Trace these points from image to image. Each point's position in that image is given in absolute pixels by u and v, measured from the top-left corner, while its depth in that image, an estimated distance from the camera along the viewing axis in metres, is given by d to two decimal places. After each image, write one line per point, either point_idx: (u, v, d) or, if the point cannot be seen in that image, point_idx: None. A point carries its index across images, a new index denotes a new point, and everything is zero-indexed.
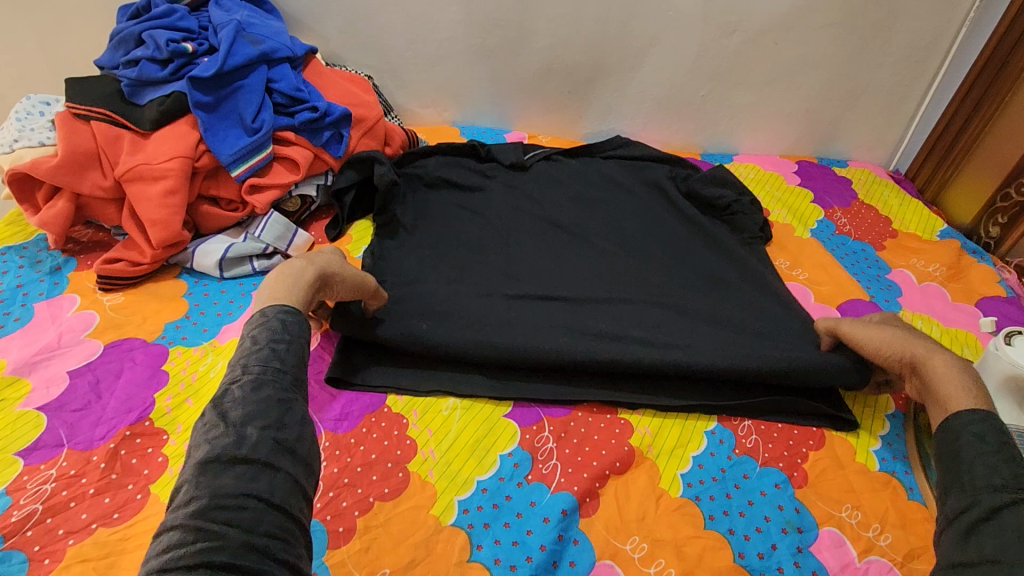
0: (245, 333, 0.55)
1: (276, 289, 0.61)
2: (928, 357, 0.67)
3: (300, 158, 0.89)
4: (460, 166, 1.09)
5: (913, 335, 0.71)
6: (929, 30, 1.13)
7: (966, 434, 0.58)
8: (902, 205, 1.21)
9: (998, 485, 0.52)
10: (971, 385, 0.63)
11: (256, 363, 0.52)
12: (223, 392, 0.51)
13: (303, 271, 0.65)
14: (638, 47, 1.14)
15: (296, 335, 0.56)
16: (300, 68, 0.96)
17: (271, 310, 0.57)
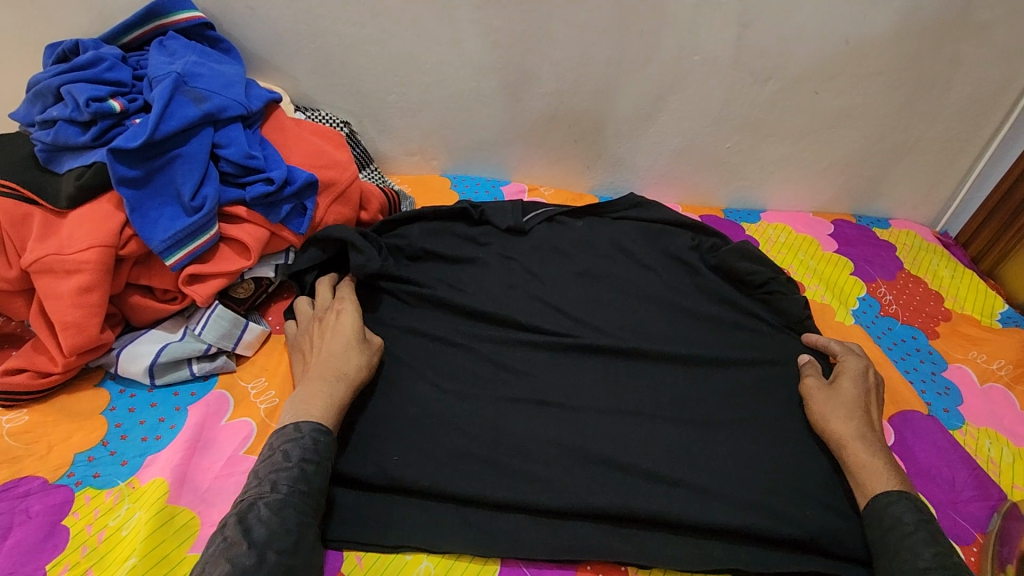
0: (276, 443, 0.59)
1: (307, 407, 0.63)
2: (846, 441, 0.69)
3: (251, 240, 0.74)
4: (449, 234, 0.95)
5: (849, 409, 0.72)
6: (995, 81, 0.97)
7: (888, 518, 0.61)
8: (954, 277, 1.06)
9: (919, 566, 0.56)
10: (884, 469, 0.66)
11: (285, 480, 0.56)
12: (249, 503, 0.54)
13: (332, 382, 0.66)
14: (656, 94, 0.99)
15: (325, 456, 0.60)
16: (257, 125, 0.82)
17: (307, 426, 0.60)
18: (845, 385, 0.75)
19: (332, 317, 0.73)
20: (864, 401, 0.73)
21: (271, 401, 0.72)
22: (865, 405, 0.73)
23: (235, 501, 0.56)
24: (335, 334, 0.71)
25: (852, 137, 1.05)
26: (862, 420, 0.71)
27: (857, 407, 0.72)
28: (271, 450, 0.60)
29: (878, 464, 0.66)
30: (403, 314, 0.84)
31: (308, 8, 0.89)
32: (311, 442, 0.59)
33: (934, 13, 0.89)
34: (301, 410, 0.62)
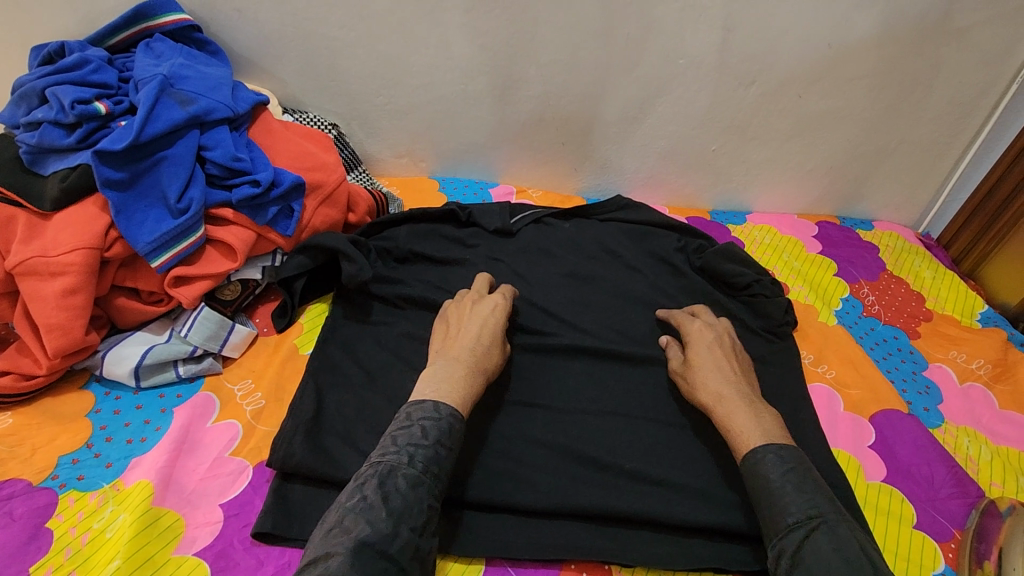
0: (415, 416, 0.60)
1: (450, 391, 0.64)
2: (714, 405, 0.69)
3: (237, 243, 0.75)
4: (436, 235, 0.95)
5: (705, 371, 0.73)
6: (975, 86, 0.98)
7: (757, 480, 0.61)
8: (935, 278, 1.07)
9: (789, 524, 0.57)
10: (748, 421, 0.66)
11: (422, 457, 0.57)
12: (388, 470, 0.56)
13: (471, 370, 0.67)
14: (643, 98, 1.00)
15: (455, 442, 0.61)
16: (244, 128, 0.82)
17: (446, 407, 0.61)
18: (696, 351, 0.76)
19: (488, 307, 0.77)
20: (718, 358, 0.74)
21: (258, 403, 0.72)
22: (722, 360, 0.74)
23: (370, 461, 0.57)
24: (487, 324, 0.74)
25: (835, 140, 1.06)
26: (719, 377, 0.72)
27: (713, 366, 0.73)
28: (410, 420, 0.61)
29: (739, 416, 0.67)
30: (391, 315, 0.85)
31: (296, 10, 0.89)
32: (449, 426, 0.60)
33: (914, 18, 0.91)
34: (445, 391, 0.64)
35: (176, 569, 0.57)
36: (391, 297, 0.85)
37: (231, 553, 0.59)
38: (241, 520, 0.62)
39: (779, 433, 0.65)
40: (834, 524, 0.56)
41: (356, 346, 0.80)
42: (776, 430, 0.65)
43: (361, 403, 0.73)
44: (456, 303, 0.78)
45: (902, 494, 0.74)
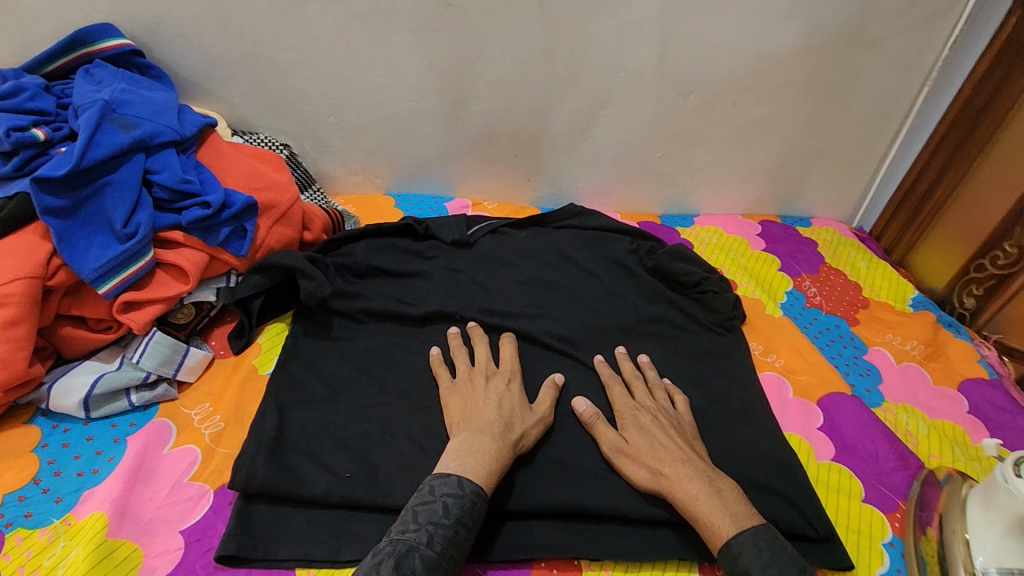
0: (440, 492, 0.60)
1: (475, 468, 0.64)
2: (674, 488, 0.66)
3: (189, 265, 0.74)
4: (395, 250, 0.96)
5: (656, 452, 0.70)
6: (891, 92, 1.05)
7: (740, 573, 0.58)
8: (870, 268, 1.14)
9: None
10: (716, 505, 0.64)
11: (441, 539, 0.57)
12: (405, 549, 0.55)
13: (501, 443, 0.67)
14: (589, 110, 1.04)
15: (475, 521, 0.60)
16: (192, 150, 0.82)
17: (466, 483, 0.61)
18: (636, 437, 0.72)
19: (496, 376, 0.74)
20: (662, 436, 0.72)
21: (217, 426, 0.71)
22: (670, 437, 0.71)
23: (391, 536, 0.57)
24: (507, 397, 0.73)
25: (771, 144, 1.12)
26: (670, 457, 0.69)
27: (660, 447, 0.70)
28: (428, 497, 0.61)
29: (703, 500, 0.64)
30: (351, 331, 0.85)
31: (242, 33, 0.90)
32: (472, 504, 0.60)
33: (832, 30, 0.97)
34: (469, 467, 0.63)
35: None
36: (351, 312, 0.85)
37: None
38: (203, 545, 0.61)
39: (746, 514, 0.64)
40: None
41: (317, 363, 0.80)
42: (742, 509, 0.64)
43: (325, 418, 0.73)
44: (466, 374, 0.77)
45: (850, 471, 0.79)
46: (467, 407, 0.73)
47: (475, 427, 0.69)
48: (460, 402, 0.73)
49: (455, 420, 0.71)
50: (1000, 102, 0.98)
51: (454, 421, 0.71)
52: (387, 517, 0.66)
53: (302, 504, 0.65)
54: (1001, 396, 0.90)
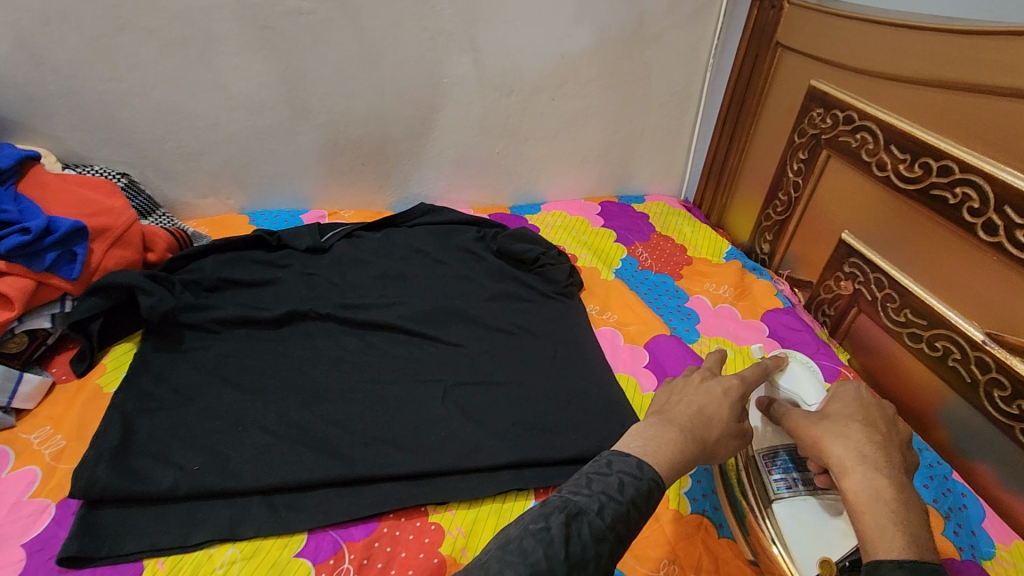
0: (617, 466, 0.50)
1: (657, 453, 0.53)
2: (844, 472, 0.53)
3: (13, 291, 0.74)
4: (247, 261, 1.00)
5: (845, 429, 0.57)
6: (681, 78, 1.23)
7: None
8: (694, 232, 1.31)
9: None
10: (895, 523, 0.48)
11: (613, 513, 0.47)
12: (575, 510, 0.46)
13: (692, 441, 0.55)
14: (422, 115, 1.13)
15: (648, 511, 0.49)
16: (12, 181, 0.83)
17: (648, 467, 0.51)
18: (848, 415, 0.59)
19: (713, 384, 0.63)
20: (873, 424, 0.57)
21: (58, 444, 0.72)
22: (872, 429, 0.57)
23: (559, 490, 0.49)
24: (718, 400, 0.61)
25: (594, 132, 1.27)
26: (858, 444, 0.55)
27: (850, 428, 0.57)
28: (604, 463, 0.51)
29: (882, 503, 0.50)
30: (205, 340, 0.87)
31: (57, 68, 0.92)
32: (652, 493, 0.49)
33: (618, 28, 1.13)
34: (653, 454, 0.53)
35: None
36: (203, 323, 0.88)
37: None
38: (45, 553, 0.62)
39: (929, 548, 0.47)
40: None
41: (165, 373, 0.81)
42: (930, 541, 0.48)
43: (174, 421, 0.75)
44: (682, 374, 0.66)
45: None
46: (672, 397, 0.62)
47: (669, 418, 0.58)
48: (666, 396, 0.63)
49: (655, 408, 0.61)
50: (757, 78, 1.15)
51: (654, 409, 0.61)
52: (239, 500, 0.69)
53: (148, 503, 0.67)
54: (793, 319, 1.06)
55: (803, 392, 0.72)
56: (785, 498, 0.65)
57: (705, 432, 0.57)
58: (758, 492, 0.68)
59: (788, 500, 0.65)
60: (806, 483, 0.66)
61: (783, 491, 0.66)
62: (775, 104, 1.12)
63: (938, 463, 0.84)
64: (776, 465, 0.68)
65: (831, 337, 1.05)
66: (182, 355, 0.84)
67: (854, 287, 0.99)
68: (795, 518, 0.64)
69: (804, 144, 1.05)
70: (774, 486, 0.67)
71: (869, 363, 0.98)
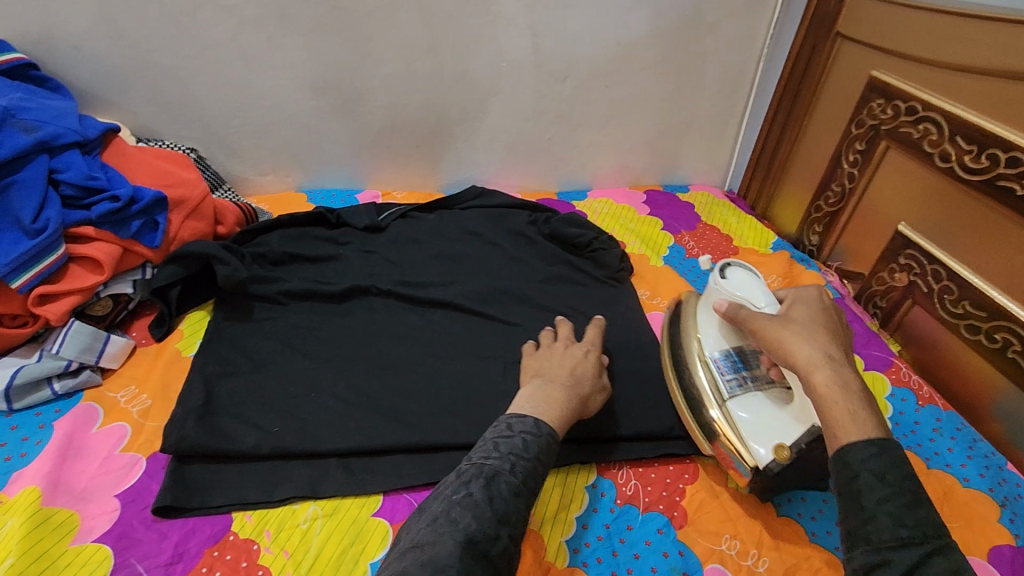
0: (518, 428, 0.63)
1: (548, 412, 0.67)
2: (811, 369, 0.58)
3: (103, 256, 0.78)
4: (308, 237, 1.03)
5: (811, 334, 0.62)
6: (733, 67, 1.24)
7: (866, 475, 0.49)
8: (739, 222, 1.31)
9: (902, 538, 0.45)
10: (861, 410, 0.54)
11: (523, 469, 0.58)
12: (491, 472, 0.57)
13: (572, 396, 0.70)
14: (478, 98, 1.15)
15: (547, 462, 0.62)
16: (96, 152, 0.86)
17: (542, 429, 0.63)
18: (803, 319, 0.64)
19: (582, 352, 0.78)
20: (831, 332, 0.63)
21: (144, 403, 0.75)
22: (829, 334, 0.62)
23: (472, 461, 0.59)
24: (582, 363, 0.76)
25: (644, 119, 1.28)
26: (822, 346, 0.60)
27: (816, 334, 0.62)
28: (503, 433, 0.62)
29: (847, 390, 0.55)
30: (272, 311, 0.90)
31: (136, 43, 0.94)
32: (548, 444, 0.62)
33: (675, 16, 1.13)
34: (543, 412, 0.66)
35: (76, 555, 0.60)
36: (271, 294, 0.91)
37: (133, 530, 0.63)
38: (138, 504, 0.65)
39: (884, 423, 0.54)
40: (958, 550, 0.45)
41: (239, 340, 0.84)
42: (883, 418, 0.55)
43: (251, 386, 0.78)
44: (547, 345, 0.80)
45: None
46: (545, 364, 0.76)
47: (548, 379, 0.72)
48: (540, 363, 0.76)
49: (529, 372, 0.75)
50: (814, 69, 1.16)
51: (528, 374, 0.75)
52: (316, 461, 0.72)
53: (232, 460, 0.70)
54: (843, 310, 1.07)
55: (752, 295, 0.75)
56: (739, 395, 0.74)
57: (581, 387, 0.72)
58: (713, 392, 0.76)
59: (741, 397, 0.74)
60: (754, 380, 0.75)
61: (736, 389, 0.74)
62: (832, 95, 1.14)
63: (993, 454, 0.84)
64: (727, 366, 0.76)
65: (881, 329, 1.05)
66: (254, 324, 0.87)
67: (910, 279, 0.99)
68: (749, 411, 0.72)
69: (862, 134, 1.06)
70: (726, 385, 0.75)
71: (922, 356, 0.99)
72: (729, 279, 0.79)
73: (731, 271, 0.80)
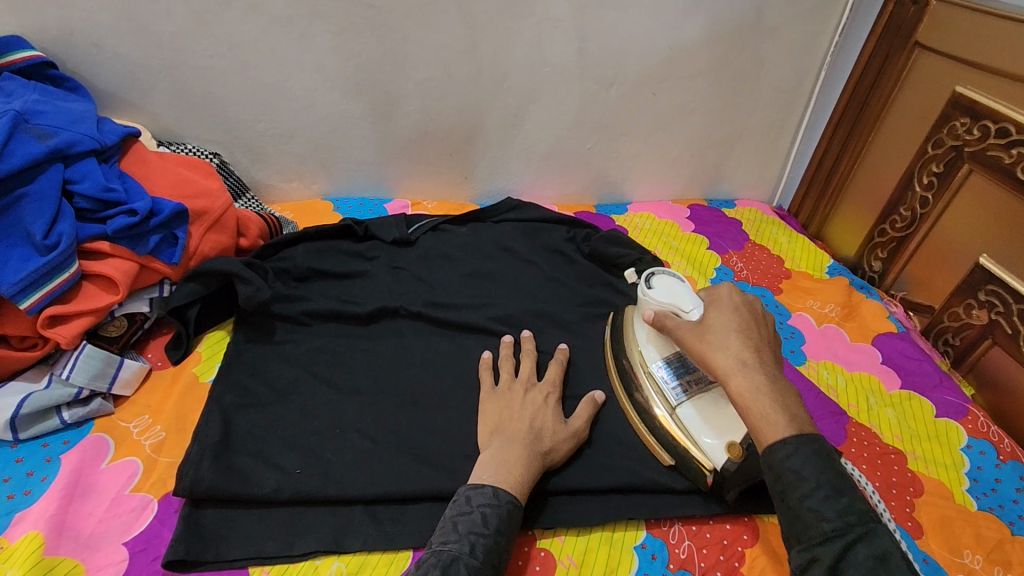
0: (476, 501, 0.60)
1: (508, 477, 0.63)
2: (729, 377, 0.55)
3: (118, 275, 0.72)
4: (334, 251, 0.96)
5: (724, 338, 0.58)
6: (792, 76, 1.14)
7: (786, 475, 0.49)
8: (790, 242, 1.22)
9: (826, 532, 0.47)
10: (776, 414, 0.52)
11: (483, 547, 0.57)
12: (449, 559, 0.55)
13: (532, 455, 0.66)
14: (517, 105, 1.07)
15: (511, 532, 0.60)
16: (114, 159, 0.80)
17: (501, 497, 0.61)
18: (719, 321, 0.60)
19: (540, 396, 0.74)
20: (745, 325, 0.59)
21: (158, 436, 0.69)
22: (747, 332, 0.58)
23: (432, 547, 0.57)
24: (542, 411, 0.71)
25: (692, 130, 1.19)
26: (739, 347, 0.57)
27: (730, 335, 0.58)
28: (460, 505, 0.60)
29: (766, 394, 0.53)
30: (295, 333, 0.84)
31: (160, 42, 0.89)
32: (509, 514, 0.60)
33: (732, 21, 1.05)
34: (503, 477, 0.63)
35: None
36: (293, 315, 0.85)
37: None
38: (149, 554, 0.60)
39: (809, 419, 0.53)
40: (880, 533, 0.47)
41: (260, 366, 0.79)
42: (806, 414, 0.53)
43: (273, 419, 0.73)
44: (506, 384, 0.76)
45: None
46: (502, 416, 0.71)
47: (508, 437, 0.68)
48: (497, 410, 0.72)
49: (488, 429, 0.70)
50: (884, 81, 1.07)
51: (485, 431, 0.70)
52: (341, 509, 0.66)
53: (249, 505, 0.65)
54: (910, 346, 0.98)
55: (678, 300, 0.73)
56: (687, 401, 0.70)
57: (542, 442, 0.68)
58: (661, 402, 0.72)
59: (688, 403, 0.70)
60: (696, 383, 0.71)
61: (682, 395, 0.71)
62: (904, 109, 1.05)
63: None
64: (671, 373, 0.73)
65: (952, 369, 0.97)
66: (276, 348, 0.81)
67: (990, 317, 0.90)
68: (699, 415, 0.69)
69: (940, 155, 0.98)
70: (672, 393, 0.71)
71: (999, 402, 0.90)
72: (654, 287, 0.76)
73: (655, 279, 0.78)
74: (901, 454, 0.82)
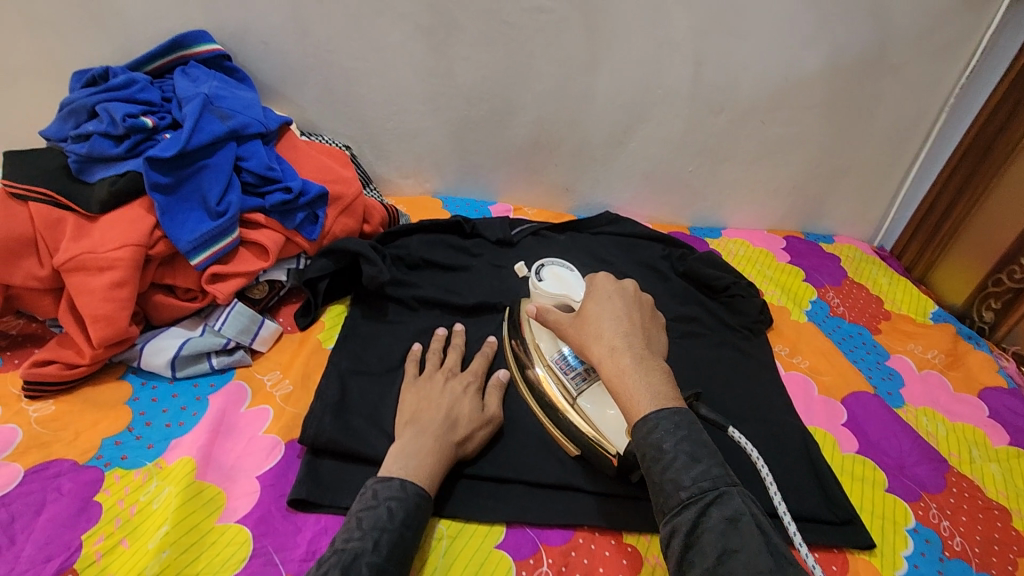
0: (383, 496, 0.60)
1: (418, 467, 0.64)
2: (601, 362, 0.58)
3: (268, 243, 0.82)
4: (445, 245, 1.03)
5: (597, 327, 0.61)
6: (910, 113, 1.12)
7: (649, 450, 0.52)
8: (891, 284, 1.19)
9: (683, 501, 0.50)
10: (640, 391, 0.55)
11: (387, 542, 0.56)
12: (351, 557, 0.54)
13: (444, 444, 0.67)
14: (626, 124, 1.11)
15: (417, 524, 0.60)
16: (272, 143, 0.90)
17: (407, 488, 0.61)
18: (590, 309, 0.63)
19: (458, 387, 0.75)
20: (619, 309, 0.62)
21: (286, 388, 0.77)
22: (620, 318, 0.61)
23: (333, 547, 0.56)
24: (461, 399, 0.73)
25: (796, 163, 1.19)
26: (609, 333, 0.60)
27: (600, 325, 0.61)
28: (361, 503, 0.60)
29: (629, 374, 0.56)
30: (404, 316, 0.91)
31: (319, 43, 0.99)
32: (416, 506, 0.60)
33: (854, 55, 1.05)
34: (413, 470, 0.63)
35: (220, 535, 0.62)
36: (405, 298, 0.91)
37: (270, 519, 0.64)
38: (277, 490, 0.67)
39: (672, 392, 0.56)
40: (730, 495, 0.50)
41: (373, 342, 0.85)
42: (668, 388, 0.55)
43: (384, 390, 0.79)
44: (429, 372, 0.77)
45: (873, 463, 0.83)
46: (420, 402, 0.72)
47: (422, 427, 0.68)
48: (415, 400, 0.73)
49: (405, 417, 0.71)
50: (1013, 129, 1.07)
51: (403, 420, 0.71)
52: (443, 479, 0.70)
53: (364, 464, 0.71)
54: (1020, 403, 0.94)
55: (568, 292, 0.75)
56: (585, 390, 0.72)
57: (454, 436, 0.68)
58: (564, 393, 0.73)
59: (588, 391, 0.72)
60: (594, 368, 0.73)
61: (582, 384, 0.72)
62: None
63: None
64: (564, 364, 0.74)
65: None
66: (389, 326, 0.88)
67: None
68: (597, 401, 0.72)
69: None
70: (573, 383, 0.73)
71: None
72: (545, 280, 0.77)
73: (546, 271, 0.78)
74: (1006, 512, 0.79)
